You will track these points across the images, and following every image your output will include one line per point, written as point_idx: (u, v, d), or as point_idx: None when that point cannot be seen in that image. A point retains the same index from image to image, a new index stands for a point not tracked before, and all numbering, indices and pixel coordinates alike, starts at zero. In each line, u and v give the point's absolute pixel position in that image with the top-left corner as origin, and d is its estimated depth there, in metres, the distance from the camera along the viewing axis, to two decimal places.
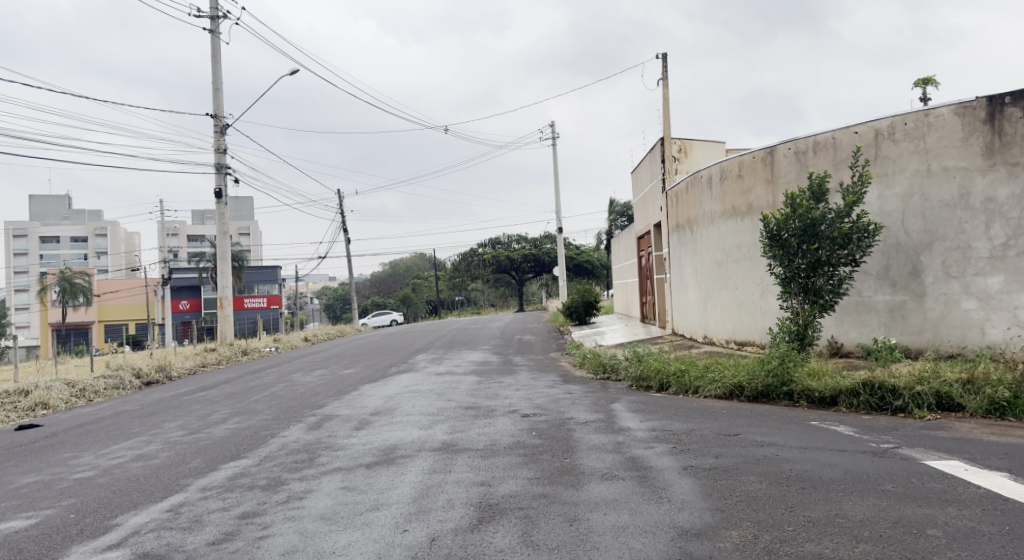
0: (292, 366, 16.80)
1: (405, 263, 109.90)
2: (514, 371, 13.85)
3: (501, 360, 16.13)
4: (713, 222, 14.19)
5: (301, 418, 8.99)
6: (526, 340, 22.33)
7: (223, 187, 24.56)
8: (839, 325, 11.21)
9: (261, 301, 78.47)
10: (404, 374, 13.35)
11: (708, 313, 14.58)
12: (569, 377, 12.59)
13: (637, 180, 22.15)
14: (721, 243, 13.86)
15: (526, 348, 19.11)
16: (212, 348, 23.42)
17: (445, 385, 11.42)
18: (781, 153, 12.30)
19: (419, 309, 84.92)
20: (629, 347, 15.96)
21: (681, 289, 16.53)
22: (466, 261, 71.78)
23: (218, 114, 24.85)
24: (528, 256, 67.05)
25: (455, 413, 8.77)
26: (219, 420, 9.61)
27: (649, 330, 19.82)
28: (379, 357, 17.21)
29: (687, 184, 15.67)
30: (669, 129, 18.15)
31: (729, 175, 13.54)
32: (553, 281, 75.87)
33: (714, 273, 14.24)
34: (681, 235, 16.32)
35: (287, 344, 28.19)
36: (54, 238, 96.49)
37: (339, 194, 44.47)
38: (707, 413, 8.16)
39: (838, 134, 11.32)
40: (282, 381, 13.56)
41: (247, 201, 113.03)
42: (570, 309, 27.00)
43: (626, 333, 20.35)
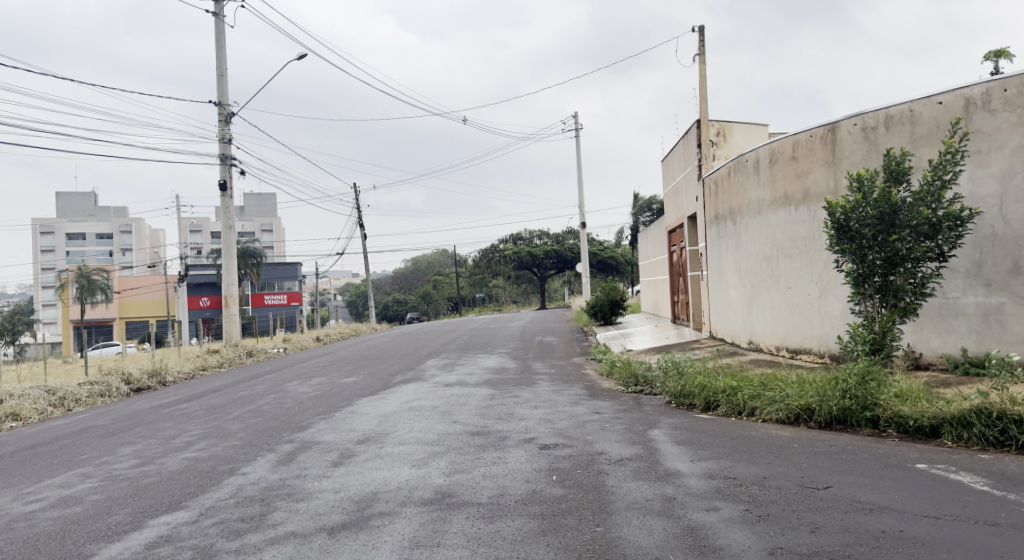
0: (290, 372, 15.33)
1: (426, 260, 108.75)
2: (533, 381, 12.26)
3: (520, 367, 14.50)
4: (761, 211, 12.48)
5: (274, 447, 7.46)
6: (548, 342, 20.68)
7: (227, 179, 23.35)
8: (917, 331, 9.47)
9: (281, 298, 77.63)
10: (409, 384, 11.80)
11: (754, 315, 12.90)
12: (595, 390, 10.99)
13: (669, 169, 20.44)
14: (772, 236, 12.16)
15: (548, 353, 17.47)
16: (215, 350, 22.09)
17: (452, 401, 9.85)
18: (845, 130, 10.54)
19: (441, 306, 83.77)
20: (663, 353, 14.27)
21: (721, 288, 14.82)
22: (487, 257, 70.34)
23: (223, 102, 23.50)
24: (550, 253, 65.41)
25: (458, 441, 7.23)
26: (182, 444, 8.12)
27: (682, 333, 18.09)
28: (386, 363, 15.65)
29: (729, 170, 13.94)
30: (706, 110, 16.45)
31: (781, 157, 11.82)
32: (576, 279, 74.14)
33: (762, 270, 12.55)
34: (721, 227, 14.61)
35: (296, 344, 26.75)
36: (79, 235, 96.93)
37: (355, 188, 43.10)
38: (772, 447, 6.51)
39: (917, 105, 9.60)
40: (274, 392, 12.09)
41: (268, 197, 112.54)
42: (595, 310, 25.33)
43: (656, 336, 18.63)
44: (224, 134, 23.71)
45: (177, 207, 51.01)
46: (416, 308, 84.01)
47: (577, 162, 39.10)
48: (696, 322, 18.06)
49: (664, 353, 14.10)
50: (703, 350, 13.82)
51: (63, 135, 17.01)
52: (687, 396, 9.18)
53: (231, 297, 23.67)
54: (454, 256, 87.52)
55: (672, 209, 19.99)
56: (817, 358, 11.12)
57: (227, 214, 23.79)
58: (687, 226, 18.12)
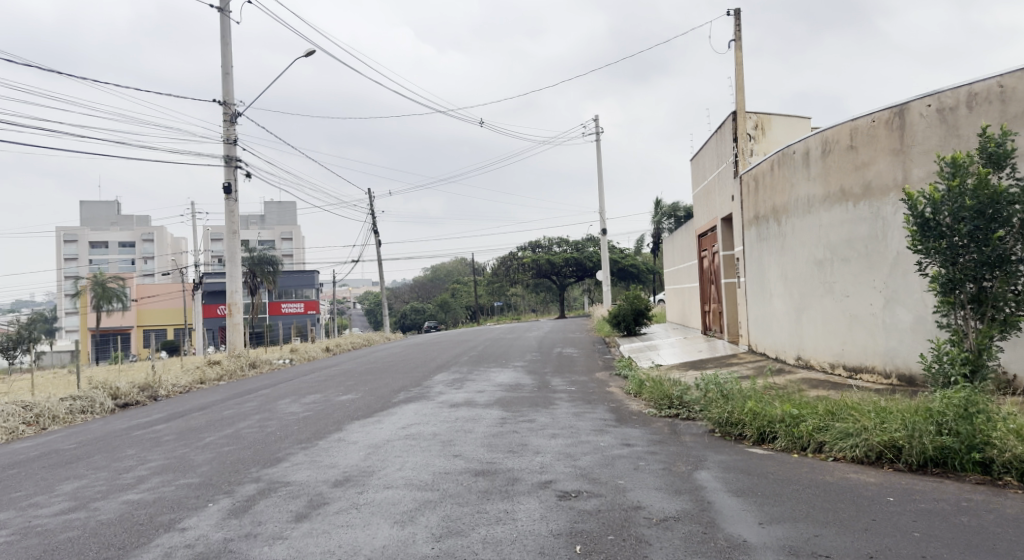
0: (286, 388, 14.00)
1: (445, 268, 107.82)
2: (552, 401, 10.82)
3: (538, 384, 13.03)
4: (811, 209, 11.04)
5: (234, 488, 6.09)
6: (568, 354, 19.20)
7: (231, 181, 22.24)
8: (1014, 349, 7.91)
9: (298, 306, 76.86)
10: (411, 405, 10.40)
11: (803, 327, 11.44)
12: (623, 414, 9.52)
13: (699, 169, 19.00)
14: (824, 237, 10.72)
15: (570, 367, 15.99)
16: (216, 361, 20.86)
17: (456, 427, 8.44)
18: (916, 112, 9.08)
19: (459, 315, 82.77)
20: (698, 369, 12.77)
21: (762, 298, 13.35)
22: (506, 265, 69.06)
23: (227, 101, 22.41)
24: (570, 260, 64.01)
25: (457, 484, 5.83)
26: (131, 481, 6.77)
27: (716, 346, 16.53)
28: (391, 378, 14.27)
29: (772, 164, 12.48)
30: (743, 101, 15.02)
31: (835, 147, 10.37)
32: (597, 288, 72.67)
33: (813, 276, 11.10)
34: (761, 229, 13.15)
35: (303, 356, 25.49)
36: (101, 243, 97.27)
37: (370, 193, 41.97)
38: (860, 501, 5.04)
39: (1008, 79, 8.19)
40: (260, 413, 10.76)
41: (288, 205, 112.23)
42: (618, 320, 23.82)
43: (687, 350, 17.06)
44: (229, 134, 22.57)
45: (191, 214, 50.31)
46: (433, 317, 82.97)
47: (598, 166, 37.69)
48: (731, 335, 16.57)
49: (700, 370, 12.62)
50: (743, 367, 12.31)
51: (51, 131, 15.95)
52: (737, 425, 7.77)
53: (235, 306, 22.48)
54: (473, 264, 86.39)
55: (703, 210, 18.51)
56: (881, 378, 9.66)
57: (231, 219, 22.62)
58: (721, 229, 16.65)
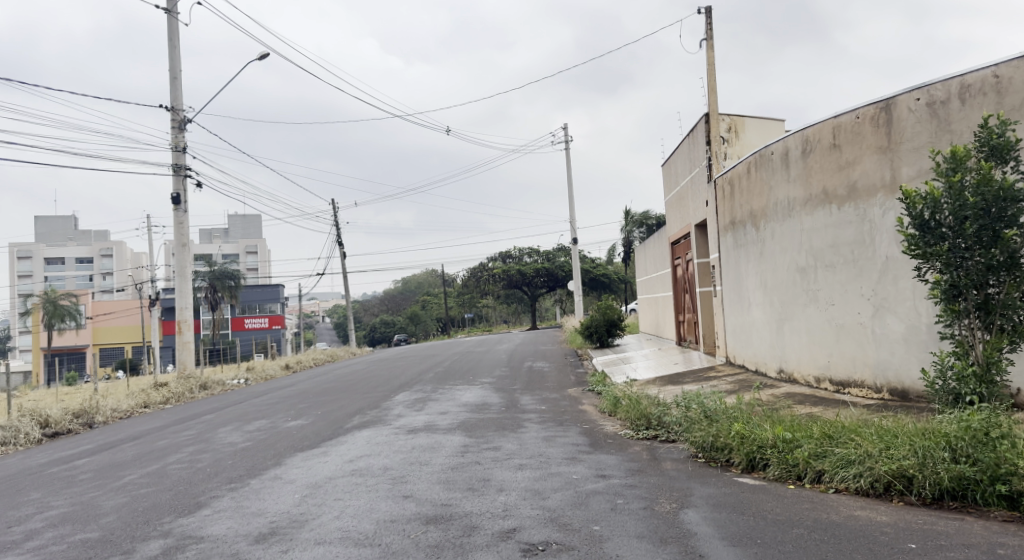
0: (233, 413, 12.92)
1: (415, 280, 106.39)
2: (519, 423, 9.94)
3: (505, 404, 12.14)
4: (792, 212, 10.37)
5: (135, 548, 5.08)
6: (539, 368, 18.34)
7: (180, 192, 21.09)
8: None
9: (263, 321, 74.97)
10: (364, 431, 9.44)
11: (786, 338, 10.79)
12: (597, 438, 8.68)
13: (671, 174, 18.35)
14: (807, 242, 10.06)
15: (540, 383, 15.13)
16: (164, 383, 19.62)
17: (411, 459, 7.51)
18: (904, 106, 8.44)
19: (429, 327, 81.62)
20: (676, 384, 12.00)
21: (740, 307, 12.68)
22: (475, 276, 68.15)
23: (176, 107, 21.27)
24: (540, 270, 63.29)
25: (402, 536, 4.91)
26: (18, 538, 5.72)
27: (692, 358, 15.81)
28: (348, 399, 13.27)
29: (747, 167, 11.83)
30: (715, 102, 14.38)
31: (817, 146, 9.71)
32: (567, 298, 72.10)
33: (795, 284, 10.44)
34: (737, 234, 12.50)
35: (261, 374, 24.30)
36: (57, 259, 94.31)
37: (334, 203, 40.79)
38: (879, 551, 4.24)
39: (1005, 68, 7.56)
40: (197, 443, 9.72)
41: (253, 218, 109.94)
42: (590, 331, 23.03)
43: (661, 362, 16.31)
44: (178, 143, 21.42)
45: (148, 229, 48.63)
46: (403, 329, 81.60)
47: (568, 173, 37.04)
48: (708, 346, 15.89)
49: (679, 385, 11.85)
50: (723, 381, 11.57)
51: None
52: (723, 450, 6.96)
53: (186, 324, 21.27)
54: (442, 275, 85.18)
55: (676, 217, 17.86)
56: (871, 393, 9.01)
57: (182, 231, 21.41)
58: (695, 236, 15.98)
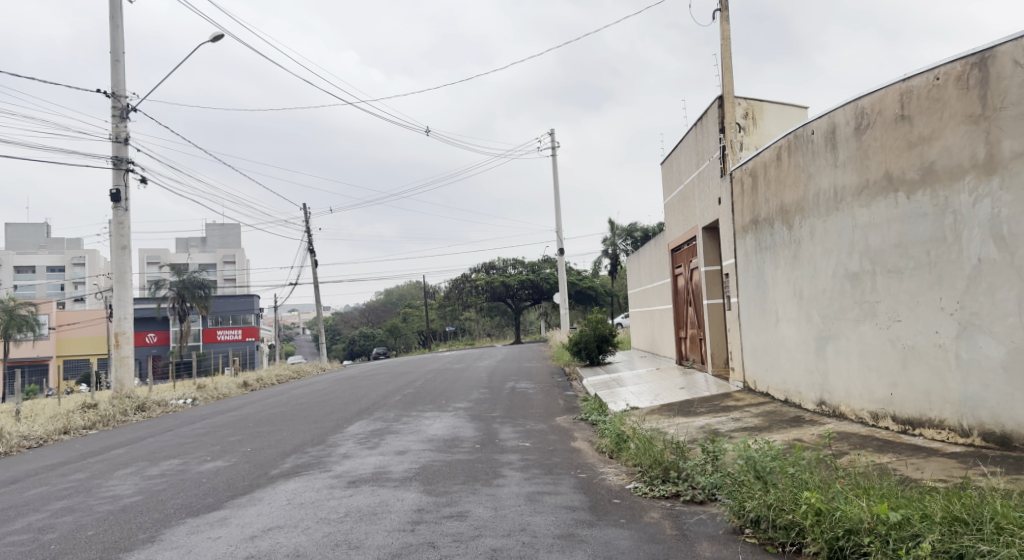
0: (149, 447, 10.56)
1: (397, 291, 103.89)
2: (497, 469, 7.72)
3: (481, 438, 9.91)
4: (842, 204, 8.31)
5: None
6: (522, 391, 16.12)
7: (120, 187, 18.81)
8: None
9: (236, 333, 72.11)
10: (291, 483, 7.14)
11: (830, 362, 8.69)
12: (599, 498, 6.47)
13: (674, 172, 16.32)
14: (861, 241, 8.00)
15: (524, 410, 12.90)
16: (93, 403, 17.16)
17: (339, 535, 5.27)
18: (1007, 60, 6.41)
19: (410, 340, 79.08)
20: (690, 417, 9.86)
21: (763, 323, 10.59)
22: (457, 288, 65.72)
23: (117, 93, 18.97)
24: (525, 283, 61.25)
25: None
26: None
27: (699, 381, 13.67)
28: (291, 431, 10.95)
29: (777, 153, 9.79)
30: (729, 83, 12.35)
31: (878, 118, 7.68)
32: (553, 311, 70.00)
33: (843, 294, 8.37)
34: (761, 235, 10.44)
35: (212, 394, 21.77)
36: (26, 267, 90.95)
37: (305, 208, 38.40)
38: None
39: None
40: (70, 496, 7.38)
41: (232, 227, 107.10)
42: (579, 348, 20.87)
43: (663, 385, 14.14)
44: (119, 133, 19.04)
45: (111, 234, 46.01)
46: (383, 342, 79.14)
47: (553, 179, 35.08)
48: (716, 368, 13.82)
49: (695, 418, 9.72)
50: (748, 415, 9.45)
51: None
52: (786, 530, 4.85)
53: (124, 336, 18.86)
54: (424, 286, 82.86)
55: (680, 219, 15.82)
56: (954, 436, 6.88)
57: (123, 233, 18.99)
58: (704, 240, 13.93)
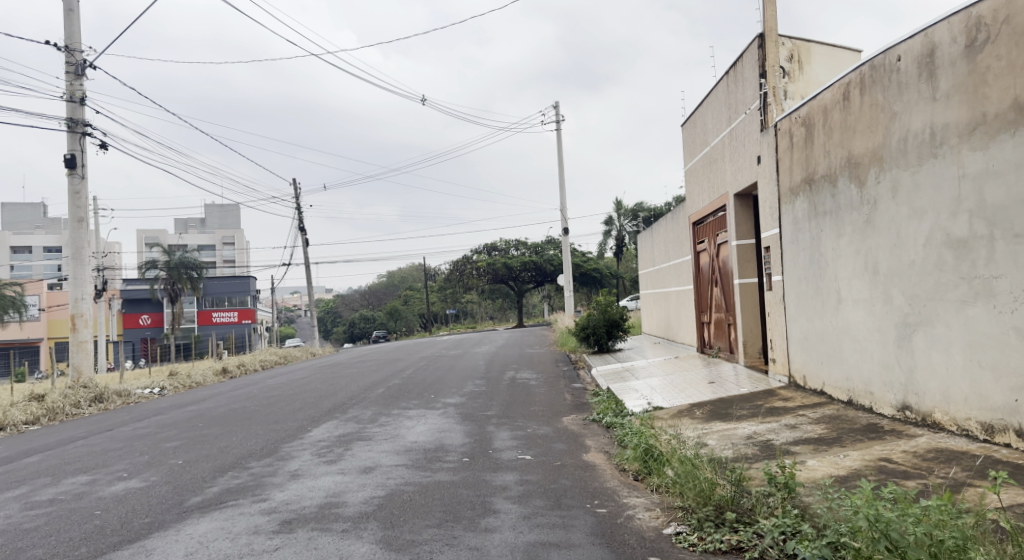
0: (66, 455, 8.64)
1: (398, 274, 101.96)
2: (488, 500, 5.80)
3: (470, 448, 7.96)
4: (943, 149, 6.29)
5: None
6: (523, 382, 14.21)
7: (75, 152, 16.85)
8: None
9: (231, 315, 70.33)
10: (203, 525, 5.21)
11: (918, 355, 6.73)
12: (627, 554, 4.55)
13: (698, 134, 14.27)
14: (972, 196, 6.00)
15: (523, 408, 10.96)
16: (42, 395, 15.27)
17: None
18: None
19: (410, 323, 77.45)
20: (730, 424, 7.92)
21: (819, 306, 8.64)
22: (457, 270, 63.70)
23: (70, 47, 16.92)
24: (528, 265, 59.36)
25: None
26: None
27: (728, 374, 11.73)
28: (240, 436, 9.03)
29: (844, 93, 7.78)
30: (772, 17, 10.26)
31: (1004, 28, 5.64)
32: (557, 294, 68.16)
33: (941, 267, 6.40)
34: (818, 197, 8.45)
35: (185, 382, 19.86)
36: (20, 248, 89.21)
37: (296, 184, 36.43)
38: None
39: None
40: None
41: (231, 209, 105.08)
42: (587, 334, 18.94)
43: (685, 377, 12.20)
44: (74, 92, 17.03)
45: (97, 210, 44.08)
46: (383, 325, 77.45)
47: (559, 155, 33.05)
48: (750, 358, 11.90)
49: (738, 426, 7.77)
50: (806, 422, 7.51)
51: None
52: None
53: (82, 319, 16.94)
54: (425, 268, 80.98)
55: (705, 187, 13.82)
56: None
57: (79, 205, 17.05)
58: (737, 210, 11.95)
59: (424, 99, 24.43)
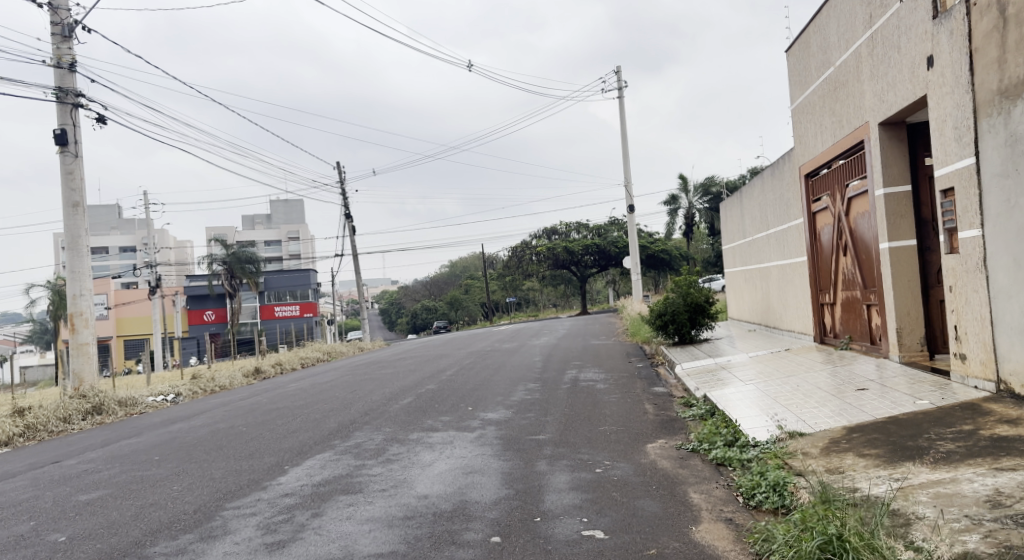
0: None
1: (459, 263, 99.91)
2: None
3: (506, 513, 5.01)
4: None
5: None
6: (591, 387, 11.18)
7: (65, 129, 14.75)
8: None
9: (293, 309, 69.38)
10: None
11: None
12: None
13: (813, 55, 10.87)
14: None
15: (588, 430, 7.96)
16: (29, 407, 13.12)
17: None
18: None
19: (472, 312, 75.29)
20: (939, 473, 4.73)
21: None
22: (516, 256, 60.79)
23: (54, 5, 14.70)
24: (591, 248, 55.99)
25: None
26: None
27: (876, 374, 8.41)
28: (186, 483, 6.36)
29: None
30: None
31: None
32: (621, 278, 64.60)
33: None
34: None
35: (207, 385, 17.63)
36: None
37: (338, 167, 34.15)
38: None
39: None
40: None
41: (293, 203, 105.09)
42: (665, 322, 15.71)
43: (809, 379, 8.95)
44: (62, 57, 14.82)
45: (146, 205, 42.78)
46: (445, 315, 75.53)
47: (622, 124, 29.60)
48: (908, 352, 8.60)
49: (959, 479, 4.56)
50: None
51: None
52: None
53: (81, 317, 14.80)
54: (484, 255, 78.52)
55: (827, 123, 10.53)
56: None
57: (73, 186, 14.92)
58: (884, 144, 8.66)
59: (471, 65, 21.64)
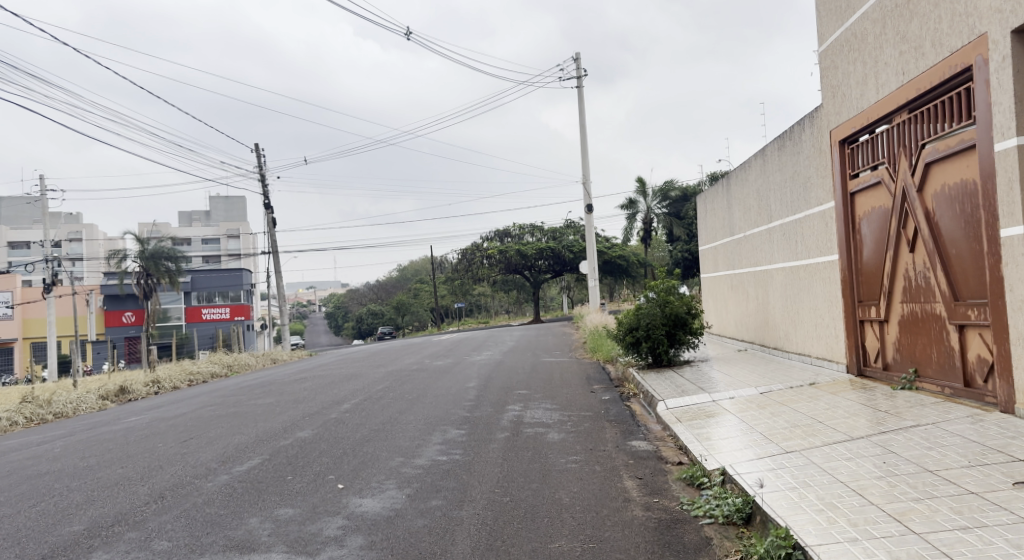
0: None
1: (408, 266, 95.66)
2: None
3: None
4: None
5: None
6: (540, 439, 7.59)
7: None
8: None
9: (223, 312, 64.04)
10: None
11: None
12: None
13: None
14: None
15: (528, 553, 4.33)
16: None
17: None
18: None
19: (419, 318, 71.21)
20: None
21: None
22: (465, 258, 57.09)
23: None
24: (545, 252, 52.64)
25: None
26: None
27: (1012, 444, 5.01)
28: None
29: None
30: None
31: None
32: (576, 284, 61.47)
33: None
34: None
35: (38, 413, 13.40)
36: None
37: (259, 154, 30.07)
38: None
39: None
40: None
41: (233, 200, 99.40)
42: (636, 339, 12.26)
43: (891, 445, 5.49)
44: None
45: (43, 192, 37.82)
46: (390, 321, 71.34)
47: (582, 113, 26.32)
48: None
49: None
50: None
51: None
52: None
53: None
54: (433, 259, 74.62)
55: (890, 57, 7.19)
56: None
57: None
58: (1019, 66, 5.31)
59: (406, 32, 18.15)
